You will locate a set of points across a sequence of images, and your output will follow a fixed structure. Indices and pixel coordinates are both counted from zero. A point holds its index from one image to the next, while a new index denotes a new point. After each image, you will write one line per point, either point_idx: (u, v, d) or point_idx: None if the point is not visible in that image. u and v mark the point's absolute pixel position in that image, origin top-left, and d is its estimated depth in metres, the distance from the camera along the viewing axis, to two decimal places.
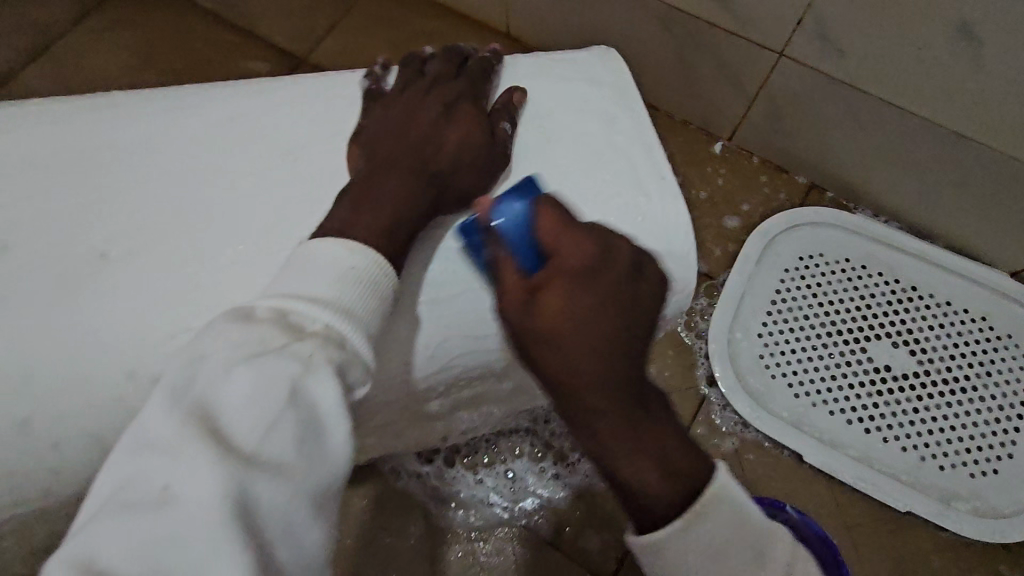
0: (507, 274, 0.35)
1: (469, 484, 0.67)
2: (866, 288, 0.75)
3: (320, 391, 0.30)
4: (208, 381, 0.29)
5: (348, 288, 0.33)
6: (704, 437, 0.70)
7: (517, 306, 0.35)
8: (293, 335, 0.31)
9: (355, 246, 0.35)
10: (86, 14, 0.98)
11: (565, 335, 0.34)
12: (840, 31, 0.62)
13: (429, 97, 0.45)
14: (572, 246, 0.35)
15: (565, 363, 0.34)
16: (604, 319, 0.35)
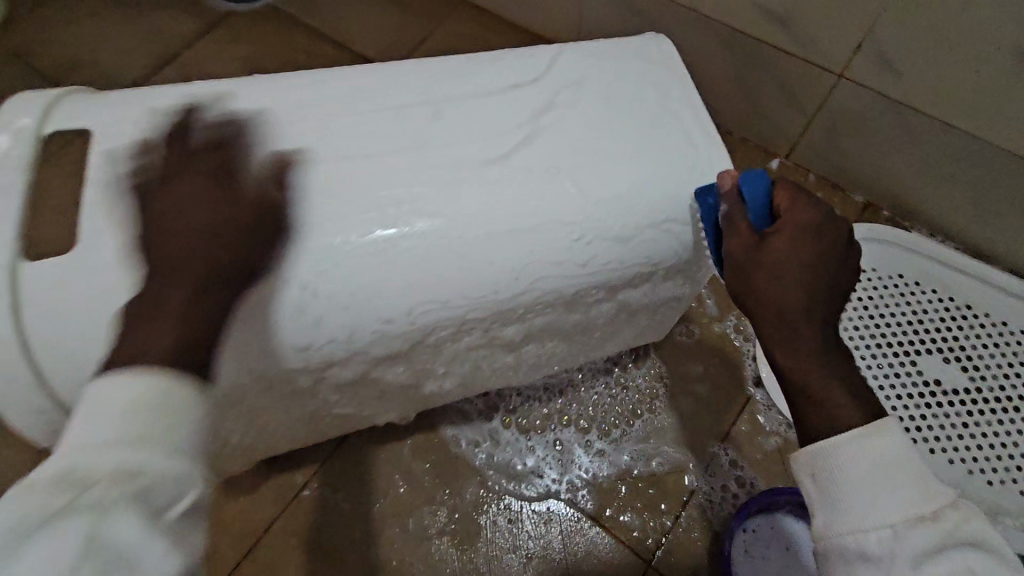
0: (738, 221, 0.42)
1: (519, 451, 0.73)
2: (919, 303, 0.77)
3: (125, 533, 0.25)
4: None
5: (139, 415, 0.28)
6: (747, 434, 0.74)
7: (743, 248, 0.41)
8: (66, 499, 0.25)
9: (135, 368, 0.29)
10: (210, 28, 1.13)
11: (789, 266, 0.39)
12: (898, 56, 0.66)
13: (182, 184, 0.36)
14: (803, 208, 0.41)
15: (783, 290, 0.39)
16: (825, 264, 0.39)
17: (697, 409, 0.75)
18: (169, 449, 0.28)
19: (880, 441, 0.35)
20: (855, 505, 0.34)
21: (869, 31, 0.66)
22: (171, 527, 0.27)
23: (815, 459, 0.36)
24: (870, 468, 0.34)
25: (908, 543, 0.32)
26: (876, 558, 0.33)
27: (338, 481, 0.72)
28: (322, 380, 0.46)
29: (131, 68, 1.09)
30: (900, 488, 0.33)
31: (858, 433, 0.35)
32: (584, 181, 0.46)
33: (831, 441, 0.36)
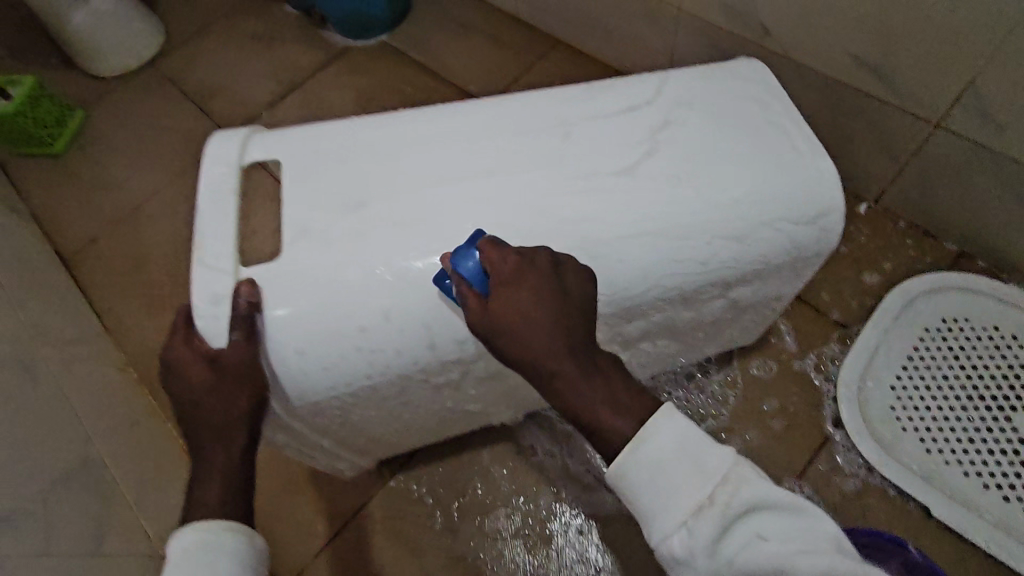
0: (468, 300, 0.44)
1: (591, 454, 0.78)
2: (1016, 358, 0.75)
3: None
4: None
5: (211, 554, 0.42)
6: (824, 474, 0.73)
7: (480, 320, 0.43)
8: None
9: (204, 526, 0.43)
10: (330, 61, 1.27)
11: (516, 328, 0.42)
12: (1000, 108, 0.67)
13: (206, 380, 0.46)
14: (512, 262, 0.44)
15: (519, 351, 0.42)
16: (544, 314, 0.42)
17: (772, 442, 0.75)
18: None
19: (646, 449, 0.39)
20: (653, 516, 0.38)
21: (969, 84, 0.68)
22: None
23: (616, 484, 0.40)
24: (649, 478, 0.39)
25: (698, 531, 0.37)
26: (683, 556, 0.37)
27: (422, 475, 0.78)
28: (442, 372, 0.53)
29: (261, 94, 1.24)
30: (678, 488, 0.38)
31: (629, 449, 0.39)
32: (704, 192, 0.52)
33: (617, 466, 0.40)
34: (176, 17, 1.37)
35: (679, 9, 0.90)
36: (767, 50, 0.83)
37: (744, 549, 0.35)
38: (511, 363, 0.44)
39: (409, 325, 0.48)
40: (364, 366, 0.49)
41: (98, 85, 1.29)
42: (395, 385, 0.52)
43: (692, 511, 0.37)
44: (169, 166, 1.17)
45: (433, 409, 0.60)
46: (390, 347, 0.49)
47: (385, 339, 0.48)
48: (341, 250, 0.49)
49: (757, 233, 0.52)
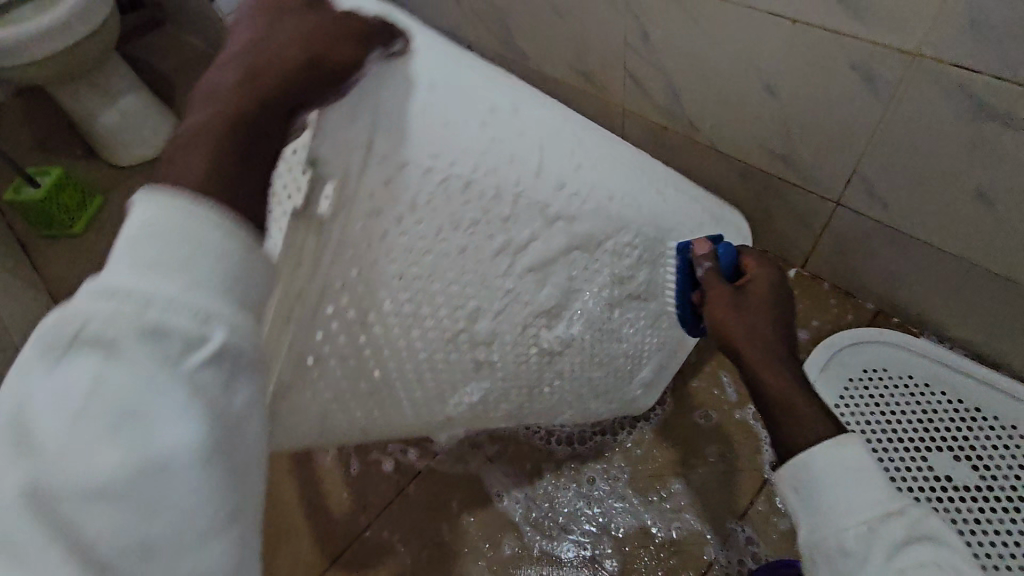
0: (714, 281, 0.60)
1: (551, 493, 0.84)
2: (928, 403, 0.85)
3: (118, 376, 0.28)
4: (48, 390, 0.29)
5: (157, 235, 0.31)
6: (764, 515, 0.79)
7: (719, 294, 0.59)
8: (77, 321, 0.29)
9: (173, 192, 0.33)
10: None
11: (750, 310, 0.57)
12: (883, 189, 0.79)
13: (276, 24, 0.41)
14: (761, 268, 0.61)
15: (749, 325, 0.57)
16: (776, 317, 0.58)
17: (713, 482, 0.82)
18: (176, 285, 0.30)
19: (845, 450, 0.48)
20: (832, 509, 0.46)
21: (856, 172, 0.80)
22: (190, 372, 0.30)
23: (800, 472, 0.48)
24: (839, 475, 0.47)
25: (875, 540, 0.43)
26: (852, 545, 0.44)
27: (396, 522, 0.85)
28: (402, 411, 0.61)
29: None
30: (864, 489, 0.45)
31: (824, 446, 0.48)
32: (693, 189, 0.77)
33: (811, 455, 0.48)
34: None
35: (624, 108, 1.05)
36: (698, 141, 0.97)
37: (910, 561, 0.41)
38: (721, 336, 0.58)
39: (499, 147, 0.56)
40: (477, 148, 0.54)
41: (117, 172, 1.44)
42: (481, 197, 0.54)
43: (879, 517, 0.44)
44: None
45: (444, 297, 0.55)
46: (506, 145, 0.56)
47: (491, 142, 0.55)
48: (479, 77, 0.59)
49: (722, 217, 0.77)
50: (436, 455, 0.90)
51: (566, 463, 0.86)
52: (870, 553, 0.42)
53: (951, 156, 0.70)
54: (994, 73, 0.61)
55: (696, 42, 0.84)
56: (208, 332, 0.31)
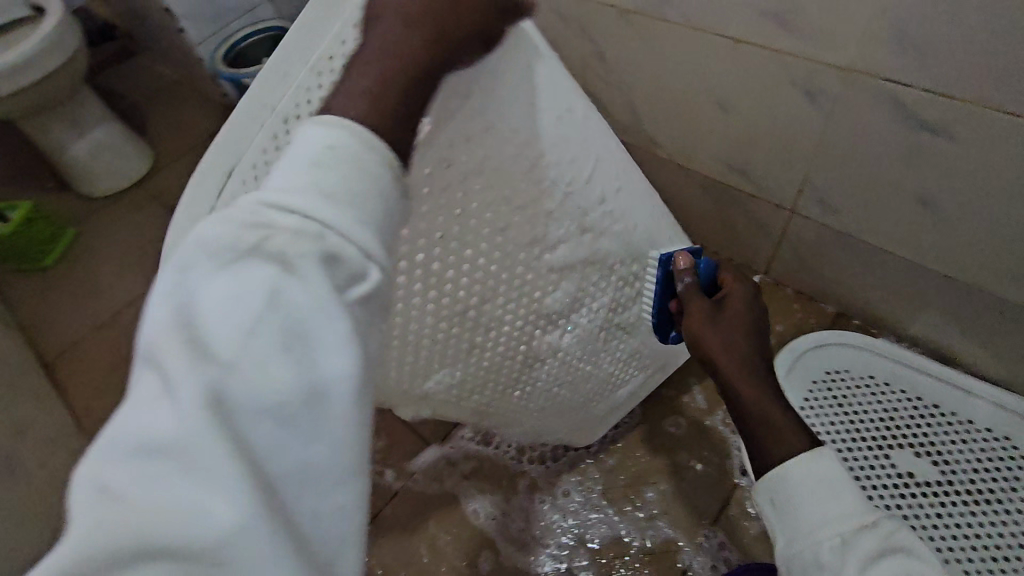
0: (693, 294, 0.63)
1: (527, 509, 0.85)
2: (889, 402, 0.87)
3: (303, 289, 0.28)
4: (205, 283, 0.28)
5: (324, 166, 0.32)
6: (736, 520, 0.81)
7: (700, 306, 0.62)
8: (260, 231, 0.29)
9: (348, 124, 0.34)
10: None
11: (727, 320, 0.61)
12: (832, 197, 0.82)
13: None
14: (736, 285, 0.64)
15: (727, 333, 0.60)
16: (751, 327, 0.61)
17: (684, 490, 0.84)
18: (350, 214, 0.31)
19: (820, 463, 0.48)
20: (807, 522, 0.46)
21: (808, 182, 0.83)
22: (352, 302, 0.31)
23: (777, 484, 0.49)
24: (814, 485, 0.47)
25: (851, 551, 0.42)
26: (827, 559, 0.43)
27: (373, 544, 0.85)
28: None
29: None
30: (840, 502, 0.45)
31: (800, 459, 0.48)
32: None
33: (785, 464, 0.49)
34: (163, 145, 1.55)
35: None
36: (659, 155, 1.00)
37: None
38: (699, 346, 0.61)
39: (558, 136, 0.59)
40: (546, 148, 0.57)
41: (89, 204, 1.44)
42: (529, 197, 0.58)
43: (853, 528, 0.43)
44: (153, 270, 1.30)
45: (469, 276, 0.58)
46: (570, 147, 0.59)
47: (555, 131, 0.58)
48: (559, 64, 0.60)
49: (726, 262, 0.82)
50: (413, 474, 0.90)
51: (541, 477, 0.87)
52: (843, 566, 0.42)
53: (893, 166, 0.73)
54: (925, 87, 0.64)
55: (650, 62, 0.87)
56: (370, 267, 0.32)
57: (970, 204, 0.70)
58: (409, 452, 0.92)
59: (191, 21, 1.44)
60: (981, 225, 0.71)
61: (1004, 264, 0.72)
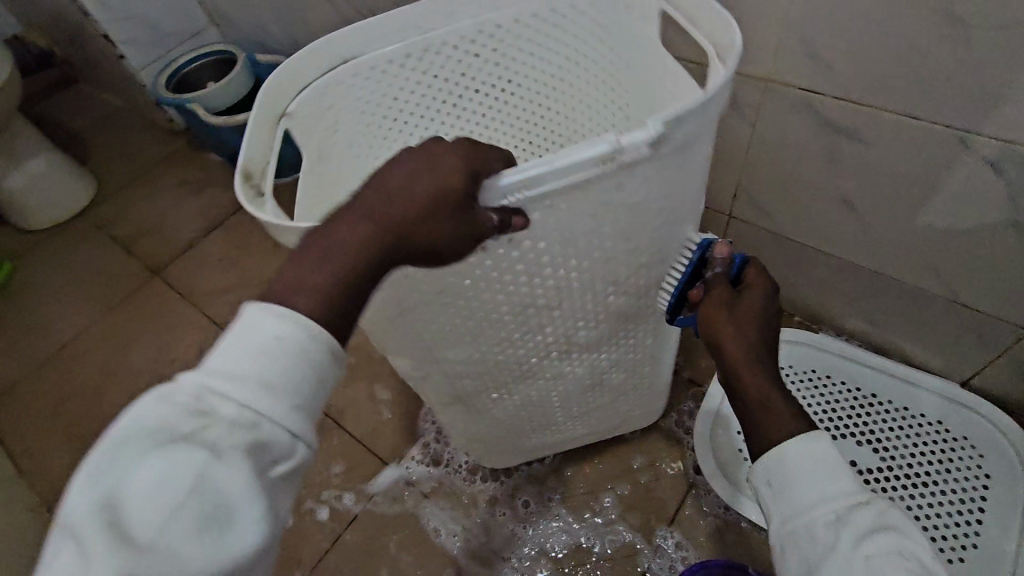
0: (717, 286, 0.55)
1: (488, 523, 0.85)
2: (831, 394, 0.89)
3: (227, 476, 0.35)
4: (135, 462, 0.34)
5: (266, 357, 0.37)
6: (691, 519, 0.83)
7: (722, 301, 0.54)
8: (198, 418, 0.35)
9: (297, 318, 0.39)
10: None
11: (749, 321, 0.54)
12: (764, 200, 0.86)
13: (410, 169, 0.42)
14: (764, 282, 0.56)
15: (745, 336, 0.53)
16: (769, 332, 0.55)
17: (640, 493, 0.85)
18: (283, 406, 0.37)
19: (816, 445, 0.47)
20: (802, 502, 0.45)
21: (740, 186, 0.87)
22: (274, 480, 0.37)
23: (773, 466, 0.48)
24: (810, 466, 0.46)
25: (850, 530, 0.42)
26: (823, 537, 0.43)
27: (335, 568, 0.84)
28: None
29: (186, 232, 1.36)
30: (837, 481, 0.45)
31: (796, 441, 0.48)
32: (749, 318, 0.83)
33: (783, 448, 0.48)
34: (106, 173, 1.51)
35: None
36: None
37: (877, 553, 0.41)
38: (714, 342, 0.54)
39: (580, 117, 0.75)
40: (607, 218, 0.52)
41: (27, 238, 1.39)
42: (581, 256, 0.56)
43: (849, 508, 0.43)
44: (98, 303, 1.26)
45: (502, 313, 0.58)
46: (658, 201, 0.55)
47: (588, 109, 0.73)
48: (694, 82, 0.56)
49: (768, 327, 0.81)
50: (372, 496, 0.90)
51: (501, 490, 0.88)
52: (840, 544, 0.42)
53: (814, 169, 0.77)
54: (833, 94, 0.68)
55: None
56: (297, 449, 0.38)
57: (885, 203, 0.74)
58: (367, 474, 0.91)
59: (128, 46, 1.42)
60: (897, 221, 0.75)
61: (923, 257, 0.77)
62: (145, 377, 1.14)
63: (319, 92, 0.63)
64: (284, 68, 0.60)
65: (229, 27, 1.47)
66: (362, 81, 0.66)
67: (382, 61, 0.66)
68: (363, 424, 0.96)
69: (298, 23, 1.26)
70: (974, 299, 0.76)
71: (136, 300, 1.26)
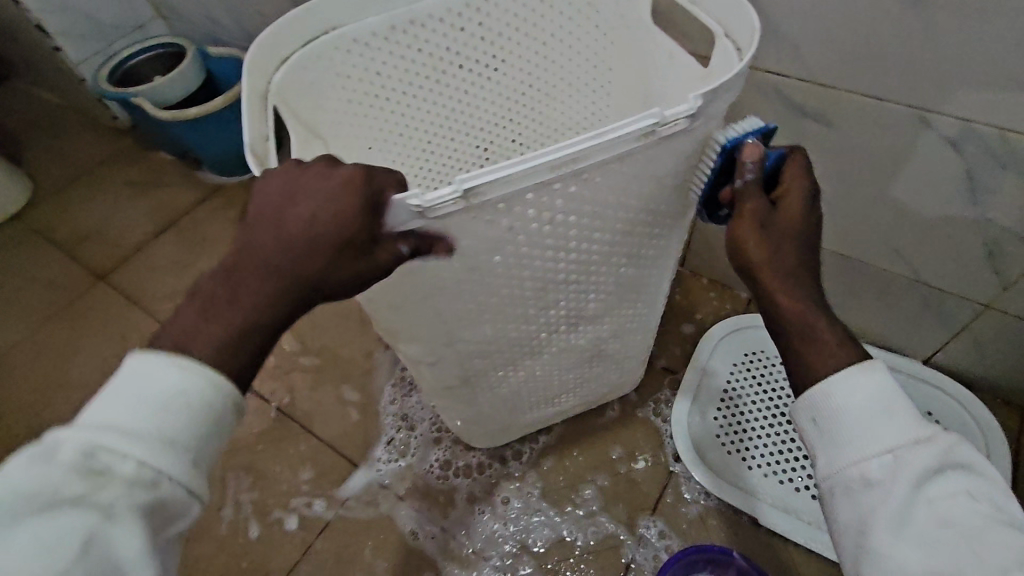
0: (749, 192, 0.50)
1: (467, 523, 0.83)
2: None
3: (120, 537, 0.34)
4: (2, 532, 0.32)
5: (168, 412, 0.37)
6: (672, 507, 0.82)
7: (756, 210, 0.49)
8: (90, 480, 0.34)
9: (201, 369, 0.39)
10: (205, 198, 1.33)
11: (783, 228, 0.50)
12: None
13: (311, 208, 0.41)
14: (799, 181, 0.51)
15: (776, 248, 0.49)
16: (807, 238, 0.51)
17: (621, 485, 0.84)
18: (182, 461, 0.37)
19: (871, 377, 0.45)
20: (857, 437, 0.44)
21: None
22: (162, 545, 0.37)
23: (824, 400, 0.46)
24: (863, 400, 0.44)
25: (908, 463, 0.41)
26: (881, 474, 0.42)
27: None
28: None
29: (134, 234, 1.28)
30: (892, 415, 0.43)
31: (851, 372, 0.45)
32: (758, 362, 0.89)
33: (832, 381, 0.46)
34: (43, 173, 1.41)
35: None
36: None
37: (943, 492, 0.40)
38: (744, 265, 0.51)
39: (558, 87, 0.74)
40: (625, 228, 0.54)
41: None
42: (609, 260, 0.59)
43: (906, 441, 0.42)
44: (38, 312, 1.17)
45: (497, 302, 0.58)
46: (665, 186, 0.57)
47: (567, 80, 0.73)
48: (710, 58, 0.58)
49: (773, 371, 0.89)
50: (344, 501, 0.86)
51: (478, 487, 0.85)
52: (896, 478, 0.41)
53: None
54: (800, 77, 0.69)
55: None
56: (194, 507, 0.38)
57: (851, 185, 0.76)
58: (337, 479, 0.87)
59: (66, 38, 1.33)
60: (862, 203, 0.76)
61: (888, 239, 0.78)
62: (93, 389, 1.07)
63: (301, 67, 0.62)
64: (266, 41, 0.58)
65: (176, 19, 1.40)
66: (341, 55, 0.64)
67: (365, 33, 0.64)
68: (332, 427, 0.92)
69: (251, 12, 1.21)
70: (936, 278, 0.78)
71: (80, 307, 1.18)
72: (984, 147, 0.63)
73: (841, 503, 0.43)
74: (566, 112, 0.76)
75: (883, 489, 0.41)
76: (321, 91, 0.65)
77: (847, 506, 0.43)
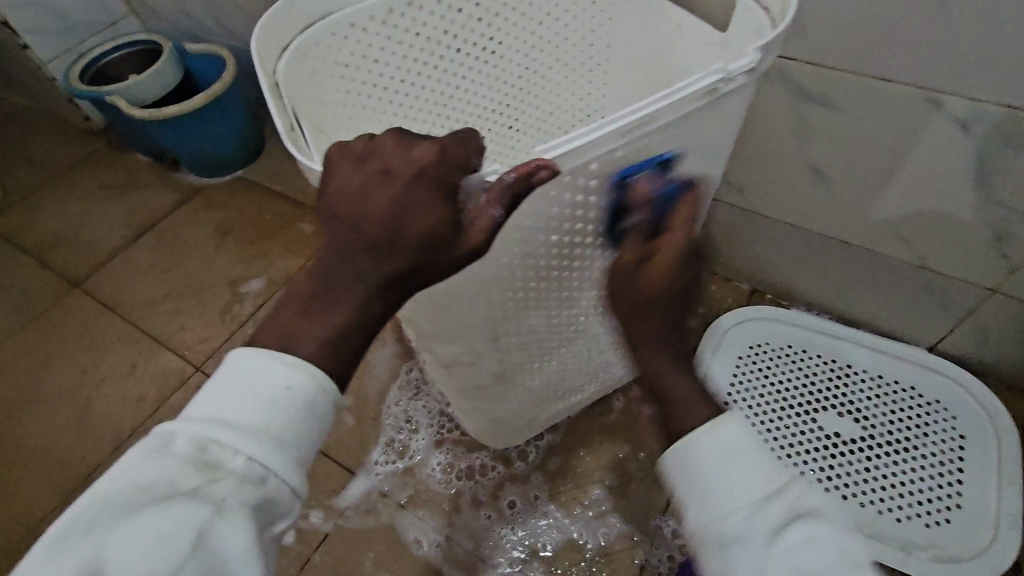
0: (631, 243, 0.51)
1: (473, 528, 0.79)
2: (808, 367, 0.89)
3: (227, 535, 0.33)
4: (126, 518, 0.32)
5: (277, 412, 0.37)
6: None
7: (628, 268, 0.52)
8: (205, 472, 0.34)
9: (308, 368, 0.39)
10: (185, 200, 1.28)
11: (649, 289, 0.50)
12: (735, 176, 0.86)
13: (389, 195, 0.40)
14: (679, 234, 0.48)
15: (635, 306, 0.52)
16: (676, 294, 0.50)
17: (631, 483, 0.82)
18: (287, 460, 0.37)
19: (727, 428, 0.43)
20: (722, 489, 0.40)
21: None
22: (269, 538, 0.37)
23: (687, 450, 0.43)
24: (726, 452, 0.42)
25: (771, 518, 0.38)
26: (740, 531, 0.39)
27: None
28: None
29: (110, 239, 1.22)
30: (752, 467, 0.41)
31: (712, 425, 0.43)
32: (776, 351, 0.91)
33: (693, 435, 0.43)
34: (12, 177, 1.34)
35: None
36: None
37: (796, 546, 0.37)
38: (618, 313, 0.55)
39: (556, 67, 0.72)
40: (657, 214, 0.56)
41: None
42: None
43: (764, 495, 0.39)
44: (9, 322, 1.11)
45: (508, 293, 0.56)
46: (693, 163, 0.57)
47: (564, 60, 0.71)
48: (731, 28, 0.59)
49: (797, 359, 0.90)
50: (343, 512, 0.82)
51: (481, 490, 0.82)
52: (754, 536, 0.38)
53: (787, 140, 0.77)
54: (807, 61, 0.68)
55: None
56: (295, 506, 0.38)
57: (857, 171, 0.74)
58: (335, 488, 0.83)
59: (33, 36, 1.27)
60: (868, 190, 0.75)
61: (892, 226, 0.78)
62: (70, 403, 1.01)
63: (303, 53, 0.58)
64: (267, 25, 0.54)
65: (151, 15, 1.35)
66: (341, 39, 0.61)
67: (362, 18, 0.61)
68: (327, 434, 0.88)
69: (229, 5, 1.16)
70: (942, 264, 0.77)
71: (54, 317, 1.11)
72: (994, 126, 0.62)
73: (711, 564, 0.40)
74: (565, 96, 0.75)
75: (744, 547, 0.38)
76: (324, 84, 0.61)
77: (716, 567, 0.40)
